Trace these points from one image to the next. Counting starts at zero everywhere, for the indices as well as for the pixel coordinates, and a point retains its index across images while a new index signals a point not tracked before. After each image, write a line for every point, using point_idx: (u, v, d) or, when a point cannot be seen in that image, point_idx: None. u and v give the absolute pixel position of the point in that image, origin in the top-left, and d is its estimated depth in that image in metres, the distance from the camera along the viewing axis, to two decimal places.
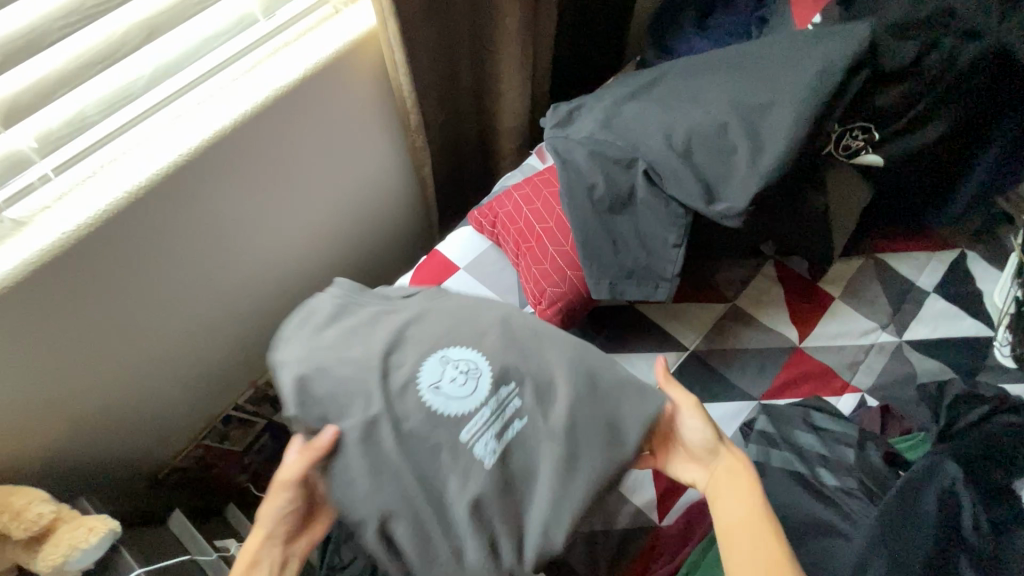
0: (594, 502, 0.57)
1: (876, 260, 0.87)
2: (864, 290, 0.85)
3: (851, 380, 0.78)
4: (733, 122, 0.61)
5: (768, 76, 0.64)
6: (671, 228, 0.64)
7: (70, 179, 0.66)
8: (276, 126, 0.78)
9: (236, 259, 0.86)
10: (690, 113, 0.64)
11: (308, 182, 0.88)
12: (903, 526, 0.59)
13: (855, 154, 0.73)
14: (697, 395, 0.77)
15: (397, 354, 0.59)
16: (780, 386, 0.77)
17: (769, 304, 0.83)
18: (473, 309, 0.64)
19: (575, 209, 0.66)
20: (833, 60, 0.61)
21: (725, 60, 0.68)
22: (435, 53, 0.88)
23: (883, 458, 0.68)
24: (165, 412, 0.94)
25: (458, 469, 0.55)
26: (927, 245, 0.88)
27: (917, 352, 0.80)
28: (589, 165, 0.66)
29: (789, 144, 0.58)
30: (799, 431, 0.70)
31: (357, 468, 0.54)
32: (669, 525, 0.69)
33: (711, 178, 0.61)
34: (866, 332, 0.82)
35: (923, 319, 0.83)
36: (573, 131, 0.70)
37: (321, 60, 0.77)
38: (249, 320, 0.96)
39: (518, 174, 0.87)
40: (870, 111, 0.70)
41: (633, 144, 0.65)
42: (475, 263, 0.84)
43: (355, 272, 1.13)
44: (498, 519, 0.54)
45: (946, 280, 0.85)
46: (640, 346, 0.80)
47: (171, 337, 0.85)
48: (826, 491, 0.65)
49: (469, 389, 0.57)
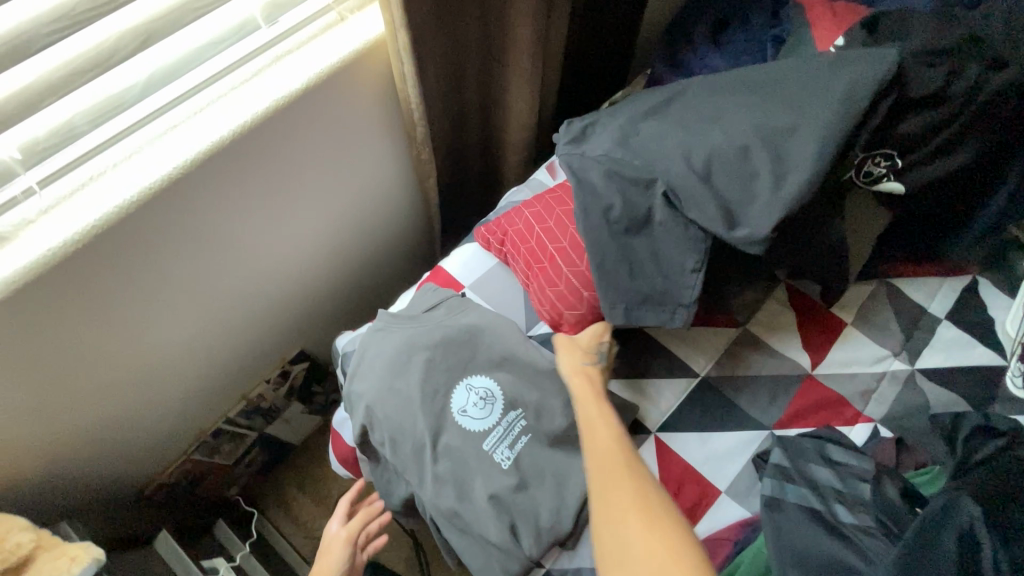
0: (592, 505, 0.68)
1: (889, 285, 0.86)
2: (876, 316, 0.83)
3: (863, 409, 0.77)
4: (755, 146, 0.59)
5: (791, 98, 0.61)
6: (690, 253, 0.62)
7: (57, 192, 0.62)
8: (276, 137, 0.74)
9: (232, 273, 0.83)
10: (711, 135, 0.62)
11: (309, 193, 0.85)
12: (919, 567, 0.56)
13: (876, 181, 0.72)
14: (708, 424, 0.75)
15: (431, 378, 0.72)
16: (792, 415, 0.76)
17: (781, 329, 0.82)
18: (490, 337, 0.74)
19: (589, 230, 0.64)
20: (858, 84, 0.59)
21: (745, 79, 0.66)
22: (443, 63, 0.85)
23: (899, 495, 0.65)
24: (153, 429, 0.90)
25: (481, 472, 0.68)
26: (939, 270, 0.87)
27: (931, 381, 0.79)
28: (605, 185, 0.64)
29: (815, 171, 0.56)
30: (813, 465, 0.69)
31: (405, 460, 0.71)
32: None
33: (731, 200, 0.59)
34: (879, 360, 0.80)
35: (935, 347, 0.81)
36: (589, 149, 0.68)
37: (325, 69, 0.74)
38: (243, 333, 0.93)
39: (526, 191, 0.85)
40: (896, 138, 0.68)
41: (650, 164, 0.64)
42: (480, 281, 0.82)
43: (354, 283, 1.10)
44: (513, 514, 0.66)
45: (958, 308, 0.84)
46: (650, 372, 0.78)
47: (160, 355, 0.81)
48: (845, 529, 0.63)
49: (488, 412, 0.70)
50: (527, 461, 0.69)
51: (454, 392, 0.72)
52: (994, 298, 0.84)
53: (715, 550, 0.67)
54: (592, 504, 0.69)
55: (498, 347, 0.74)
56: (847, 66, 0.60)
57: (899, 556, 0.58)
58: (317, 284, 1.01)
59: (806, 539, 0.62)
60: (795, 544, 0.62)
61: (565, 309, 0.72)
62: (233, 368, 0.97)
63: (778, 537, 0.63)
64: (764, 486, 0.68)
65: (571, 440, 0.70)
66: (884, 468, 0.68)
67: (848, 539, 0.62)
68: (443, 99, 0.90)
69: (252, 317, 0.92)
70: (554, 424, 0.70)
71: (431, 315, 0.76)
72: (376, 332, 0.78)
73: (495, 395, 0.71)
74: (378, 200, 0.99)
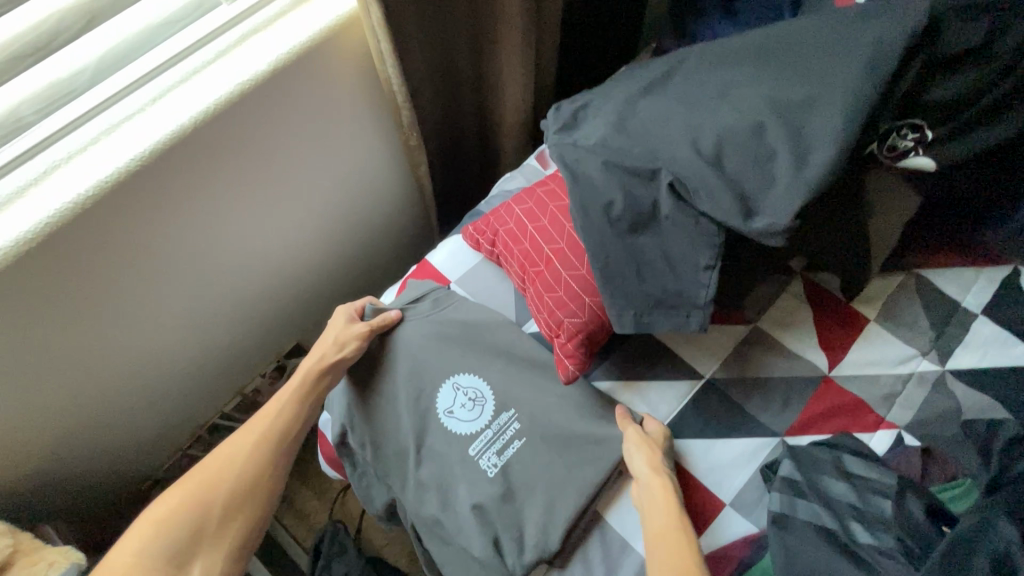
0: (586, 516, 0.64)
1: (918, 276, 0.78)
2: (904, 311, 0.76)
3: (886, 415, 0.70)
4: (771, 123, 0.52)
5: (807, 67, 0.54)
6: (704, 247, 0.52)
7: (10, 186, 0.58)
8: (246, 124, 0.69)
9: (212, 268, 0.79)
10: (716, 113, 0.55)
11: (290, 183, 0.81)
12: None
13: (903, 156, 0.59)
14: (712, 429, 0.69)
15: (414, 382, 0.68)
16: (805, 421, 0.69)
17: (796, 326, 0.75)
18: (477, 337, 0.70)
19: (591, 232, 0.56)
20: (887, 47, 0.51)
21: (754, 48, 0.58)
22: (428, 41, 0.78)
23: (926, 512, 0.59)
24: (143, 428, 0.88)
25: (466, 480, 0.64)
26: (973, 260, 0.78)
27: (964, 383, 0.71)
28: (604, 179, 0.55)
29: (836, 148, 0.48)
30: (828, 477, 0.63)
31: (388, 467, 0.67)
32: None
33: (746, 188, 0.51)
34: (905, 360, 0.73)
35: (970, 345, 0.73)
36: (580, 137, 0.60)
37: (295, 48, 0.68)
38: (231, 329, 0.90)
39: (518, 178, 0.79)
40: (927, 106, 0.57)
41: (653, 149, 0.55)
42: (468, 276, 0.76)
43: (348, 275, 1.06)
44: (499, 524, 0.62)
45: (999, 300, 0.75)
46: (650, 373, 0.72)
47: (138, 356, 0.78)
48: (862, 548, 0.57)
49: (476, 414, 0.66)
50: (514, 470, 0.64)
51: (438, 396, 0.67)
52: None
53: (717, 563, 0.62)
54: (584, 518, 0.64)
55: (485, 347, 0.69)
56: (872, 29, 0.52)
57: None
58: (306, 278, 0.97)
59: (820, 560, 0.56)
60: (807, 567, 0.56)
61: (563, 316, 0.60)
62: (222, 365, 0.94)
63: (788, 561, 0.57)
64: (772, 502, 0.62)
65: (562, 448, 0.65)
66: (907, 481, 0.62)
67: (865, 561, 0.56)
68: (431, 79, 0.84)
69: (238, 313, 0.89)
70: (544, 431, 0.65)
71: (415, 311, 0.71)
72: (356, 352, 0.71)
73: (485, 397, 0.67)
74: (366, 189, 0.94)
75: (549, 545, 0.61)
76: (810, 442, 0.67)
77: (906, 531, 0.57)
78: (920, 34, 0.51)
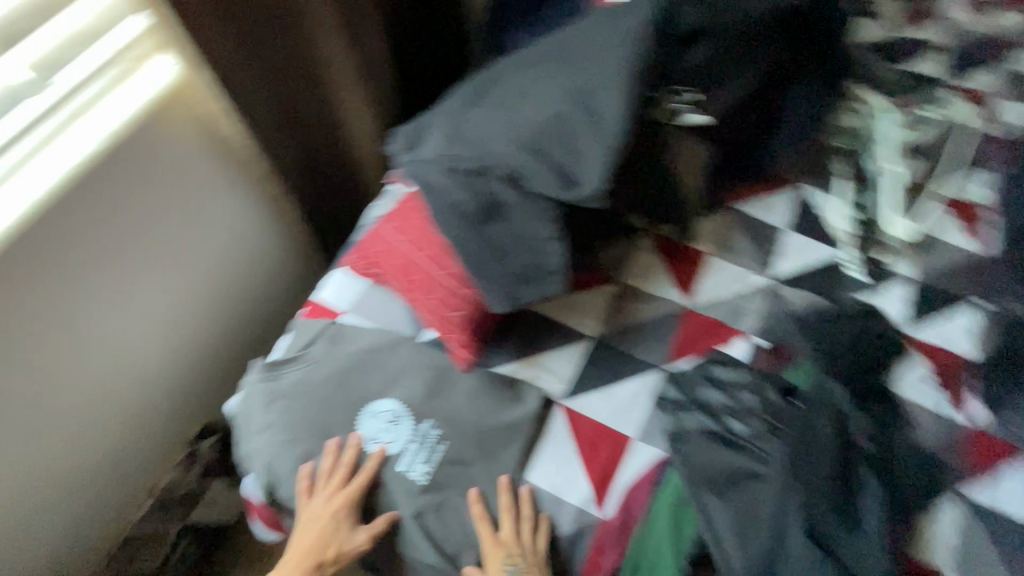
0: (518, 488, 0.70)
1: (736, 210, 0.94)
2: (731, 240, 0.91)
3: (739, 326, 0.84)
4: (571, 110, 0.63)
5: (587, 58, 0.65)
6: (546, 221, 0.61)
7: None
8: (89, 201, 0.72)
9: (92, 354, 0.78)
10: (528, 110, 0.65)
11: (157, 253, 0.82)
12: (805, 454, 0.64)
13: (685, 115, 0.71)
14: (608, 379, 0.78)
15: (330, 417, 0.69)
16: (679, 349, 0.81)
17: (654, 274, 0.86)
18: (379, 357, 0.72)
19: (448, 231, 0.62)
20: (635, 32, 0.63)
21: (546, 51, 0.69)
22: (267, 94, 0.81)
23: (781, 395, 0.71)
24: (49, 545, 0.83)
25: (400, 493, 0.66)
26: (769, 189, 0.97)
27: (787, 285, 0.88)
28: (450, 183, 0.62)
29: (620, 120, 0.61)
30: (702, 389, 0.73)
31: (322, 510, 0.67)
32: (610, 515, 0.68)
33: (565, 165, 0.62)
34: (742, 279, 0.88)
35: (785, 256, 0.90)
36: (421, 153, 0.66)
37: (123, 124, 0.72)
38: (128, 414, 0.87)
39: (384, 203, 0.84)
40: (686, 71, 0.67)
41: (483, 150, 0.63)
42: (359, 303, 0.79)
43: (243, 337, 1.04)
44: (441, 520, 0.66)
45: (794, 216, 0.94)
46: (545, 346, 0.80)
47: (26, 465, 0.75)
48: (740, 436, 0.69)
49: (395, 434, 0.69)
50: (443, 469, 0.68)
51: (358, 421, 0.69)
52: (820, 200, 0.95)
53: (637, 491, 0.69)
54: (518, 490, 0.69)
55: (389, 364, 0.72)
56: (628, 19, 0.64)
57: (787, 451, 0.65)
58: (192, 350, 0.94)
59: (710, 457, 0.67)
60: (702, 466, 0.66)
61: (447, 312, 0.65)
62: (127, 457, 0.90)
63: (686, 467, 0.67)
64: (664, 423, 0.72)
65: (482, 434, 0.70)
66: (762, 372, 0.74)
67: (745, 445, 0.67)
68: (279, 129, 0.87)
69: (128, 399, 0.86)
70: (463, 423, 0.70)
71: (311, 351, 0.72)
72: (260, 408, 0.69)
73: (402, 415, 0.70)
74: (237, 248, 0.94)
75: (490, 522, 0.66)
76: (686, 365, 0.79)
77: (773, 412, 0.70)
78: (658, 17, 0.63)
